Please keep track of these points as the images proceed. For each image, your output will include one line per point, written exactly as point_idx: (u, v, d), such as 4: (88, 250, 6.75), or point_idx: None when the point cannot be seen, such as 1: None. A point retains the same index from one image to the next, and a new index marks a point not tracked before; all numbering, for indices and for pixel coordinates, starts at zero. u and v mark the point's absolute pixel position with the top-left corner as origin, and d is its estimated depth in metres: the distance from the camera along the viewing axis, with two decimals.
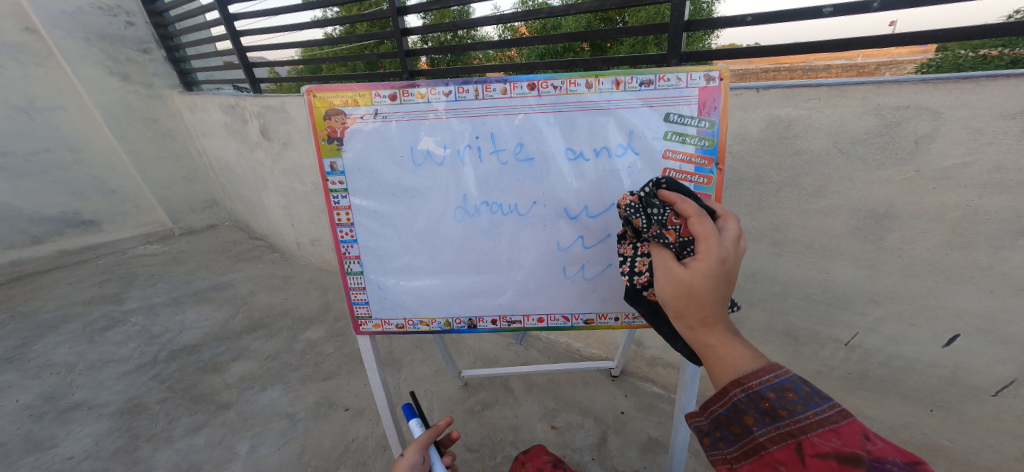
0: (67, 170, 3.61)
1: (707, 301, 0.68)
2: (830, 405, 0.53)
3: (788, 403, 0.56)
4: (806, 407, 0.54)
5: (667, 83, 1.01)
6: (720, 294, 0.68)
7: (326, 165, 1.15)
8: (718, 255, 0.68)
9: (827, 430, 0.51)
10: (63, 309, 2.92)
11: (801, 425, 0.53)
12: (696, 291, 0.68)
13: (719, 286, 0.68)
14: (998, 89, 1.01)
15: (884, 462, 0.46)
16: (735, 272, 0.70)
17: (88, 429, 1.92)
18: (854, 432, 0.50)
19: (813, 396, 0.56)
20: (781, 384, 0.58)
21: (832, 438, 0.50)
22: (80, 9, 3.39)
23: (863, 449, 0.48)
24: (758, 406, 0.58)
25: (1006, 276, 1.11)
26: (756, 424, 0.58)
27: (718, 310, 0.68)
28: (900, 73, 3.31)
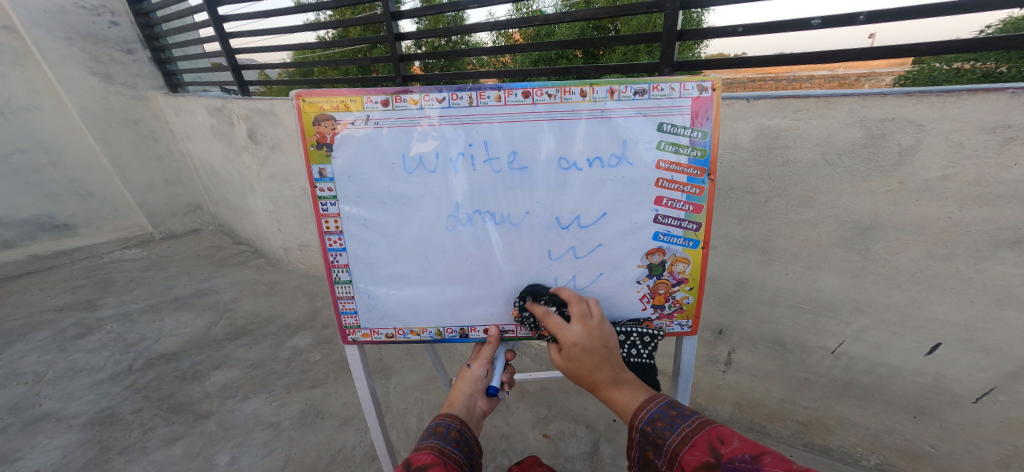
0: (41, 172, 3.47)
1: (584, 374, 0.85)
2: (688, 424, 0.70)
3: (660, 432, 0.71)
4: (673, 431, 0.70)
5: (661, 93, 1.03)
6: (590, 366, 0.85)
7: (314, 172, 1.12)
8: (570, 343, 0.87)
9: (690, 445, 0.67)
10: (33, 317, 2.79)
11: (673, 448, 0.68)
12: (574, 372, 0.86)
13: (585, 363, 0.85)
14: (978, 103, 1.05)
15: (732, 461, 0.60)
16: (593, 343, 0.86)
17: (57, 441, 1.83)
18: (708, 440, 0.65)
19: (676, 419, 0.72)
20: (652, 417, 0.74)
21: (694, 452, 0.66)
22: (61, 8, 3.28)
23: (715, 454, 0.63)
24: (648, 440, 0.73)
25: (984, 286, 1.15)
26: (655, 456, 0.72)
27: (599, 377, 0.84)
28: (878, 85, 3.43)
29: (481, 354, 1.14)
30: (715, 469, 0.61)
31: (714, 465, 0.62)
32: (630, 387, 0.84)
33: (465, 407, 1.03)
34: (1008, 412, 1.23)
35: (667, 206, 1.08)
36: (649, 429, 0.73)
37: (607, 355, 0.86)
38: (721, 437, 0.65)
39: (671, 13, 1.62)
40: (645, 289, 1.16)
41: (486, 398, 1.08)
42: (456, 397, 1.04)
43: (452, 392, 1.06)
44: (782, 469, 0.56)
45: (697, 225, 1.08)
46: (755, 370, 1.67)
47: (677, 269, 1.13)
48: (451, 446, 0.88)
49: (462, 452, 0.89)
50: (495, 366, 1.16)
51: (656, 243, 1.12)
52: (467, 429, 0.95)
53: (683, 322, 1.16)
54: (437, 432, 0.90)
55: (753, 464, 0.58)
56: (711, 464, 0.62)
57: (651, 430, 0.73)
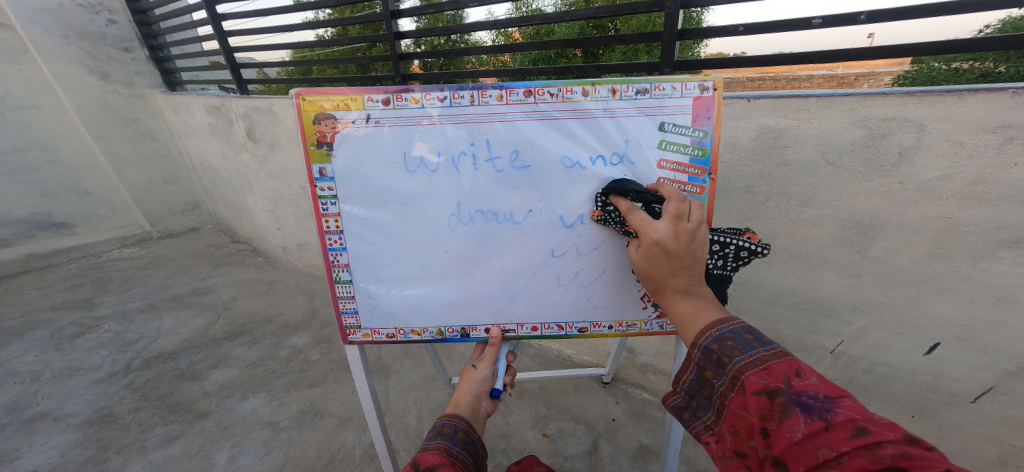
0: (38, 170, 3.45)
1: (656, 276, 0.79)
2: (766, 349, 0.64)
3: (727, 351, 0.67)
4: (744, 353, 0.65)
5: (663, 92, 1.02)
6: (666, 269, 0.78)
7: (315, 171, 1.12)
8: (652, 241, 0.78)
9: (762, 369, 0.62)
10: (30, 315, 2.78)
11: (739, 366, 0.64)
12: (645, 272, 0.81)
13: (660, 266, 0.78)
14: (978, 103, 1.05)
15: (802, 395, 0.56)
16: (679, 250, 0.77)
17: (54, 440, 1.82)
18: (785, 369, 0.61)
19: (751, 342, 0.66)
20: (722, 336, 0.69)
21: (763, 375, 0.61)
22: (58, 6, 3.26)
23: (787, 383, 0.59)
24: (710, 359, 0.69)
25: (984, 286, 1.15)
26: (715, 377, 0.69)
27: (670, 282, 0.78)
28: (877, 85, 3.43)
29: (485, 356, 1.16)
30: (781, 395, 0.58)
31: (782, 392, 0.58)
32: (701, 300, 0.77)
33: (470, 409, 1.03)
34: (1006, 411, 1.23)
35: None
36: (716, 346, 0.69)
37: (689, 262, 0.77)
38: (799, 370, 0.60)
39: (672, 11, 1.61)
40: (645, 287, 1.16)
41: (489, 401, 1.09)
42: (462, 397, 1.05)
43: (458, 392, 1.06)
44: (861, 417, 0.52)
45: None
46: None
47: None
48: (458, 447, 0.88)
49: (469, 454, 0.89)
50: (500, 366, 1.18)
51: None
52: (472, 431, 0.95)
53: None
54: (444, 432, 0.90)
55: (828, 404, 0.54)
56: (778, 390, 0.58)
57: (717, 347, 0.68)
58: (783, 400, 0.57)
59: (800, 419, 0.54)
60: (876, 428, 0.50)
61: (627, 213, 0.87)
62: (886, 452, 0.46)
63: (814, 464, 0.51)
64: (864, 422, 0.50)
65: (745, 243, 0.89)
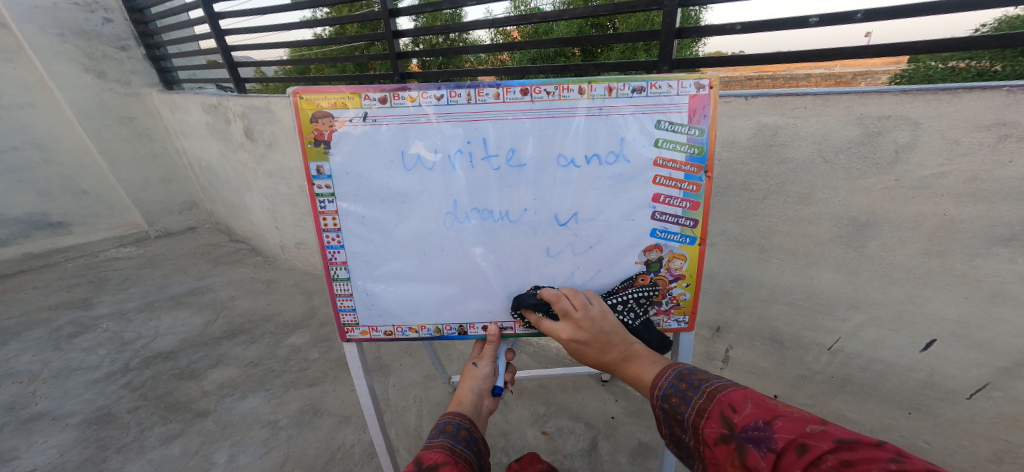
0: (34, 169, 3.44)
1: (592, 363, 0.90)
2: (697, 395, 0.68)
3: (677, 407, 0.70)
4: (688, 405, 0.68)
5: (659, 90, 1.03)
6: (593, 354, 0.89)
7: (312, 169, 1.12)
8: (564, 339, 0.93)
9: (706, 418, 0.64)
10: (27, 315, 2.77)
11: (692, 422, 0.66)
12: (585, 362, 0.92)
13: (588, 353, 0.90)
14: (973, 100, 1.06)
15: (747, 429, 0.58)
16: (587, 336, 0.90)
17: (53, 439, 1.82)
18: (720, 409, 0.63)
19: (686, 393, 0.70)
20: (666, 393, 0.73)
21: (710, 425, 0.63)
22: (54, 4, 3.25)
23: (728, 426, 0.60)
24: (669, 418, 0.71)
25: (978, 283, 1.16)
26: (682, 432, 0.68)
27: (608, 360, 0.88)
28: (874, 83, 3.44)
29: (485, 354, 1.17)
30: (731, 439, 0.59)
31: (730, 437, 0.59)
32: (639, 360, 0.85)
33: (473, 406, 1.04)
34: (1002, 407, 1.24)
35: (664, 203, 1.09)
36: (667, 406, 0.71)
37: (604, 339, 0.89)
38: (733, 404, 0.62)
39: (670, 10, 1.62)
40: None
41: (491, 398, 1.11)
42: (465, 395, 1.05)
43: (461, 390, 1.07)
44: (797, 434, 0.53)
45: (695, 222, 1.08)
46: (752, 367, 1.68)
47: (674, 266, 1.13)
48: (461, 445, 0.88)
49: (472, 451, 0.90)
50: (499, 364, 1.18)
51: (654, 240, 1.12)
52: (475, 429, 0.96)
53: (680, 317, 1.16)
54: (447, 430, 0.91)
55: (767, 430, 0.55)
56: (727, 435, 0.60)
57: (668, 406, 0.71)
58: (736, 442, 0.58)
59: (756, 456, 0.55)
60: (812, 441, 0.51)
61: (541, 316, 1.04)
62: (830, 465, 0.48)
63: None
64: (801, 439, 0.52)
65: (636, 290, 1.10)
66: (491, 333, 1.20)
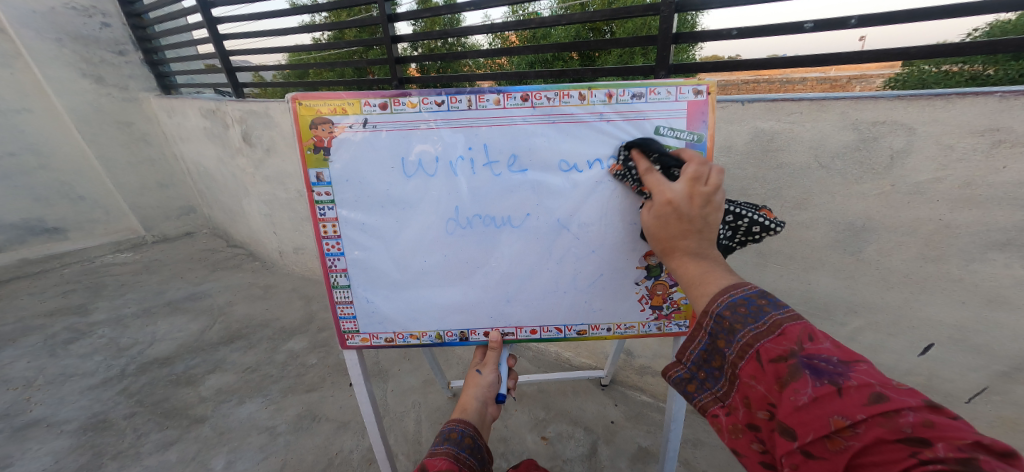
0: (30, 175, 3.43)
1: (665, 236, 0.78)
2: (780, 311, 0.60)
3: (742, 318, 0.62)
4: (760, 319, 0.60)
5: (657, 96, 1.04)
6: (676, 230, 0.76)
7: (312, 176, 1.12)
8: (663, 199, 0.78)
9: (778, 335, 0.58)
10: (22, 322, 2.75)
11: (753, 335, 0.60)
12: (654, 232, 0.79)
13: (672, 226, 0.76)
14: (966, 106, 1.07)
15: (814, 358, 0.53)
16: (689, 212, 0.75)
17: (48, 446, 1.80)
18: (800, 331, 0.57)
19: (765, 306, 0.61)
20: (734, 303, 0.64)
21: (781, 342, 0.57)
22: (51, 9, 3.25)
23: (802, 345, 0.55)
24: (722, 327, 0.65)
25: (975, 287, 1.17)
26: (726, 346, 0.64)
27: (678, 243, 0.76)
28: (869, 87, 3.49)
29: (488, 361, 1.17)
30: (791, 358, 0.55)
31: (795, 355, 0.54)
32: (711, 263, 0.73)
33: (478, 413, 1.03)
34: (1000, 412, 1.24)
35: None
36: (727, 313, 0.64)
37: (700, 226, 0.75)
38: (812, 334, 0.56)
39: (667, 15, 1.62)
40: (643, 290, 1.17)
41: (495, 405, 1.10)
42: (469, 402, 1.05)
43: (463, 397, 1.07)
44: (878, 381, 0.48)
45: None
46: None
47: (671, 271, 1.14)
48: (465, 453, 0.88)
49: (475, 459, 0.89)
50: (502, 370, 1.19)
51: None
52: (479, 436, 0.95)
53: (680, 322, 1.17)
54: (451, 437, 0.90)
55: (841, 368, 0.51)
56: (794, 353, 0.55)
57: (730, 314, 0.64)
58: (798, 364, 0.54)
59: (807, 382, 0.51)
60: (894, 394, 0.47)
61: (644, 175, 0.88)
62: (908, 421, 0.44)
63: (823, 432, 0.48)
64: (882, 389, 0.47)
65: (759, 217, 0.89)
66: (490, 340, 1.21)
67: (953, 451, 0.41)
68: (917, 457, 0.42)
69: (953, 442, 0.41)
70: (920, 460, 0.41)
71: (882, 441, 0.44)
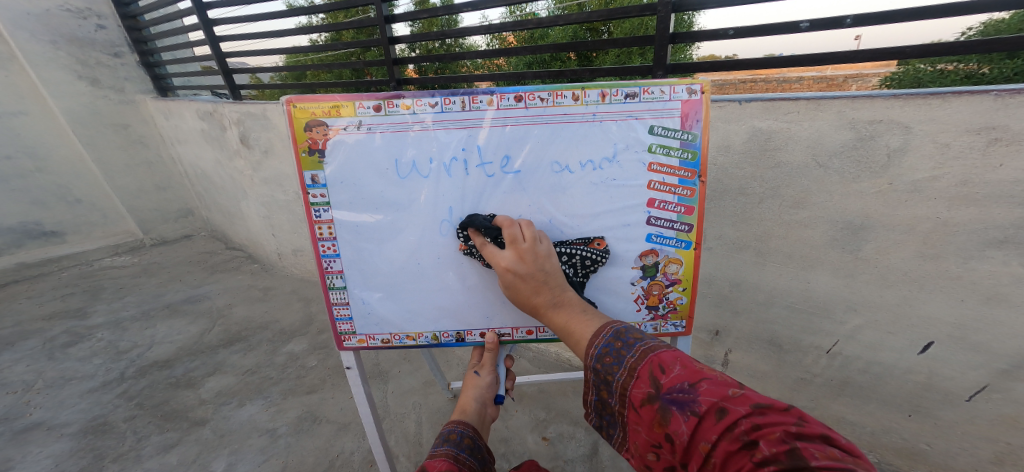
0: (27, 179, 3.42)
1: (523, 299, 0.83)
2: (631, 354, 0.64)
3: (608, 368, 0.66)
4: (619, 365, 0.65)
5: (651, 96, 1.04)
6: (525, 291, 0.83)
7: (307, 178, 1.11)
8: (503, 267, 0.85)
9: (636, 378, 0.62)
10: (20, 326, 2.74)
11: (621, 384, 0.63)
12: (515, 299, 0.85)
13: (522, 288, 0.83)
14: (962, 105, 1.07)
15: (672, 391, 0.56)
16: (527, 269, 0.84)
17: (48, 450, 1.80)
18: (651, 369, 0.61)
19: (619, 352, 0.66)
20: (600, 353, 0.68)
21: (640, 384, 0.61)
22: (46, 11, 3.23)
23: (657, 383, 0.58)
24: (599, 380, 0.68)
25: (974, 285, 1.17)
26: (609, 396, 0.67)
27: (537, 303, 0.82)
28: (865, 85, 3.50)
29: (486, 362, 1.17)
30: (656, 400, 0.57)
31: (657, 397, 0.57)
32: (570, 308, 0.80)
33: (477, 414, 1.03)
34: (1001, 409, 1.25)
35: (659, 208, 1.09)
36: (599, 366, 0.68)
37: (542, 278, 0.83)
38: (663, 364, 0.60)
39: (664, 15, 1.61)
40: (639, 290, 1.15)
41: (493, 406, 1.10)
42: (468, 404, 1.05)
43: (463, 399, 1.06)
44: (719, 396, 0.52)
45: (690, 226, 1.09)
46: (752, 370, 1.69)
47: (670, 270, 1.13)
48: (465, 453, 0.88)
49: (475, 459, 0.89)
50: (499, 370, 1.19)
51: (650, 244, 1.12)
52: (478, 437, 0.95)
53: (677, 322, 1.16)
54: (451, 439, 0.90)
55: (692, 392, 0.54)
56: (653, 395, 0.58)
57: (600, 367, 0.67)
58: (661, 404, 0.56)
59: (678, 419, 0.54)
60: (730, 405, 0.50)
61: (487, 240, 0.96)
62: (742, 429, 0.47)
63: (700, 463, 0.50)
64: (722, 403, 0.50)
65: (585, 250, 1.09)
66: (490, 338, 1.21)
67: (774, 445, 0.43)
68: (753, 461, 0.44)
69: (770, 436, 0.44)
70: (757, 463, 0.43)
71: (731, 456, 0.46)
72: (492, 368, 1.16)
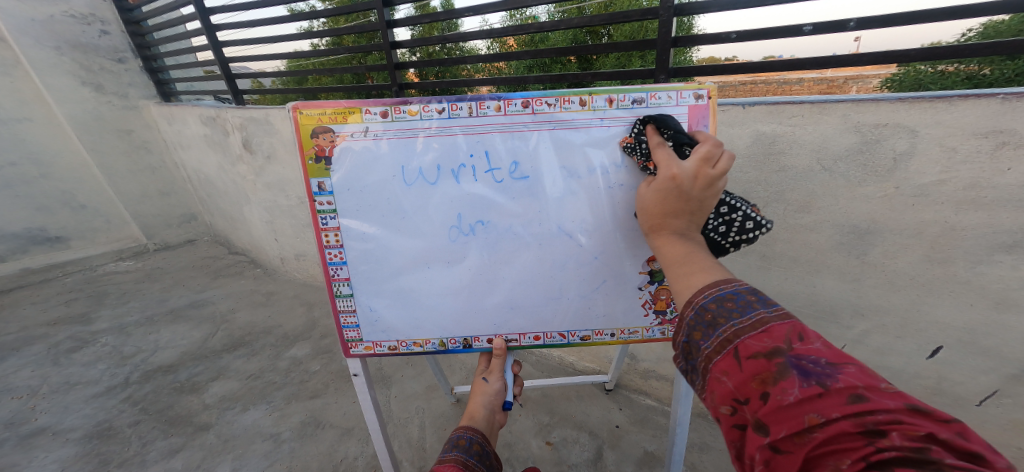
0: (32, 185, 3.44)
1: (660, 211, 0.78)
2: (768, 311, 0.56)
3: (726, 312, 0.58)
4: (744, 315, 0.56)
5: (659, 101, 1.03)
6: (671, 206, 0.76)
7: (313, 185, 1.11)
8: (668, 174, 0.77)
9: (760, 332, 0.54)
10: (25, 331, 2.75)
11: (735, 330, 0.55)
12: (649, 206, 0.80)
13: (669, 201, 0.77)
14: (969, 109, 1.06)
15: (802, 359, 0.49)
16: (693, 190, 0.75)
17: (54, 455, 1.80)
18: (787, 331, 0.53)
19: (753, 303, 0.57)
20: (722, 296, 0.60)
21: (763, 338, 0.53)
22: (50, 18, 3.26)
23: (788, 345, 0.51)
24: (703, 319, 0.60)
25: (983, 290, 1.16)
26: (702, 339, 0.60)
27: (665, 222, 0.77)
28: (865, 87, 3.49)
29: (494, 368, 1.16)
30: (780, 356, 0.50)
31: (783, 354, 0.50)
32: (696, 249, 0.73)
33: (485, 421, 1.03)
34: (1012, 414, 1.24)
35: None
36: (713, 306, 0.60)
37: (695, 207, 0.76)
38: (801, 334, 0.52)
39: (665, 19, 1.61)
40: (647, 295, 1.16)
41: (501, 413, 1.10)
42: (476, 410, 1.05)
43: (471, 405, 1.06)
44: (864, 383, 0.46)
45: None
46: None
47: None
48: (474, 459, 0.87)
49: (484, 465, 0.89)
50: (508, 375, 1.18)
51: None
52: (487, 443, 0.95)
53: None
54: (460, 444, 0.90)
55: (830, 369, 0.47)
56: (779, 352, 0.51)
57: (715, 308, 0.60)
58: (782, 363, 0.49)
59: (795, 382, 0.47)
60: (874, 395, 0.44)
61: (655, 149, 0.88)
62: (881, 419, 0.42)
63: (797, 430, 0.45)
64: (864, 390, 0.44)
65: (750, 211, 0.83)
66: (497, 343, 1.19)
67: (909, 441, 0.40)
68: (874, 446, 0.40)
69: (909, 432, 0.41)
70: (878, 450, 0.40)
71: (846, 435, 0.42)
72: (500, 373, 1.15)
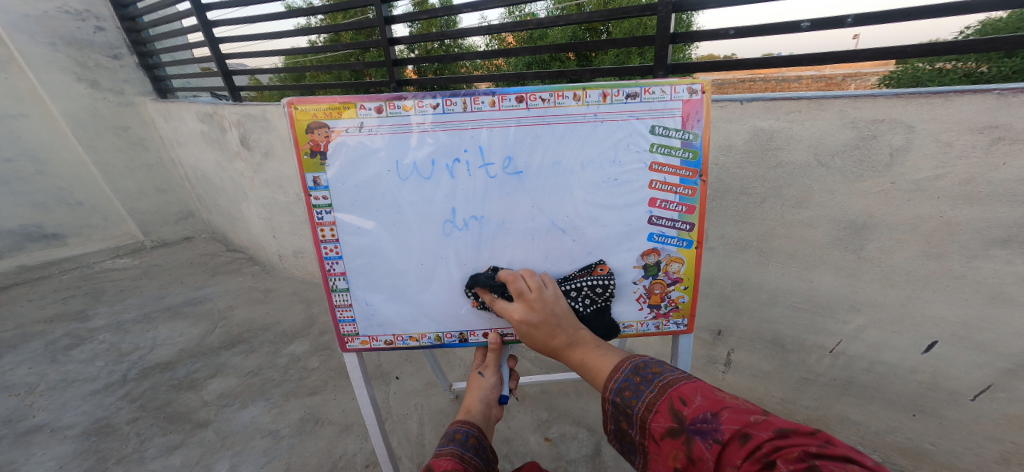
0: (28, 182, 3.42)
1: (542, 347, 0.88)
2: (649, 390, 0.66)
3: (627, 402, 0.67)
4: (639, 399, 0.66)
5: (652, 96, 1.03)
6: (541, 341, 0.88)
7: (309, 180, 1.11)
8: (517, 321, 0.91)
9: (654, 412, 0.63)
10: (22, 328, 2.74)
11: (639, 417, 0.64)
12: (536, 347, 0.90)
13: (537, 337, 0.89)
14: (964, 104, 1.07)
15: (696, 422, 0.56)
16: (536, 318, 0.89)
17: (52, 452, 1.80)
18: (670, 403, 0.61)
19: (639, 387, 0.67)
20: (619, 387, 0.70)
21: (658, 419, 0.62)
22: (45, 13, 3.23)
23: (679, 417, 0.59)
24: (619, 414, 0.69)
25: (978, 284, 1.17)
26: (628, 427, 0.68)
27: (555, 346, 0.86)
28: (865, 84, 3.48)
29: (490, 362, 1.16)
30: (679, 431, 0.58)
31: (679, 427, 0.58)
32: (587, 346, 0.84)
33: (482, 415, 1.03)
34: (1006, 409, 1.24)
35: (661, 207, 1.09)
36: (618, 400, 0.69)
37: (555, 322, 0.87)
38: (683, 397, 0.61)
39: (664, 15, 1.61)
40: (641, 289, 1.15)
41: (498, 406, 1.10)
42: (473, 404, 1.05)
43: (467, 400, 1.06)
44: (741, 423, 0.52)
45: (691, 225, 1.09)
46: (754, 370, 1.69)
47: (672, 269, 1.13)
48: (470, 453, 0.87)
49: (481, 459, 0.89)
50: (502, 369, 1.18)
51: (652, 244, 1.11)
52: (484, 437, 0.95)
53: (679, 320, 1.15)
54: (456, 438, 0.90)
55: (715, 422, 0.54)
56: (675, 428, 0.58)
57: (620, 401, 0.69)
58: (684, 435, 0.57)
59: (702, 448, 0.54)
60: (752, 431, 0.50)
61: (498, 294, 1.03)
62: (764, 452, 0.47)
63: None
64: (744, 428, 0.51)
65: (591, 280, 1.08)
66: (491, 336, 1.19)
67: (795, 464, 0.43)
68: None
69: (787, 455, 0.45)
70: None
71: None
72: (495, 368, 1.15)
